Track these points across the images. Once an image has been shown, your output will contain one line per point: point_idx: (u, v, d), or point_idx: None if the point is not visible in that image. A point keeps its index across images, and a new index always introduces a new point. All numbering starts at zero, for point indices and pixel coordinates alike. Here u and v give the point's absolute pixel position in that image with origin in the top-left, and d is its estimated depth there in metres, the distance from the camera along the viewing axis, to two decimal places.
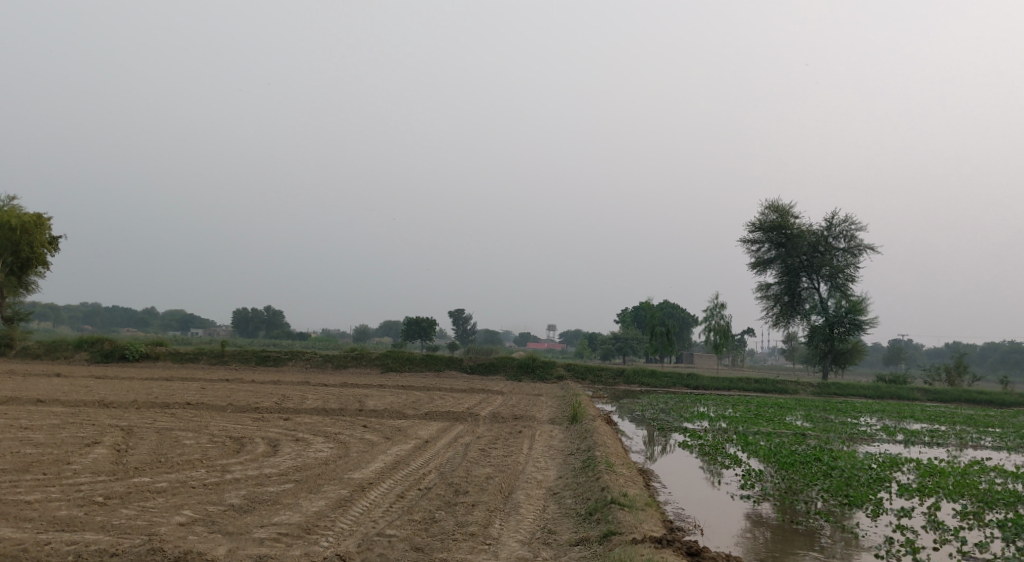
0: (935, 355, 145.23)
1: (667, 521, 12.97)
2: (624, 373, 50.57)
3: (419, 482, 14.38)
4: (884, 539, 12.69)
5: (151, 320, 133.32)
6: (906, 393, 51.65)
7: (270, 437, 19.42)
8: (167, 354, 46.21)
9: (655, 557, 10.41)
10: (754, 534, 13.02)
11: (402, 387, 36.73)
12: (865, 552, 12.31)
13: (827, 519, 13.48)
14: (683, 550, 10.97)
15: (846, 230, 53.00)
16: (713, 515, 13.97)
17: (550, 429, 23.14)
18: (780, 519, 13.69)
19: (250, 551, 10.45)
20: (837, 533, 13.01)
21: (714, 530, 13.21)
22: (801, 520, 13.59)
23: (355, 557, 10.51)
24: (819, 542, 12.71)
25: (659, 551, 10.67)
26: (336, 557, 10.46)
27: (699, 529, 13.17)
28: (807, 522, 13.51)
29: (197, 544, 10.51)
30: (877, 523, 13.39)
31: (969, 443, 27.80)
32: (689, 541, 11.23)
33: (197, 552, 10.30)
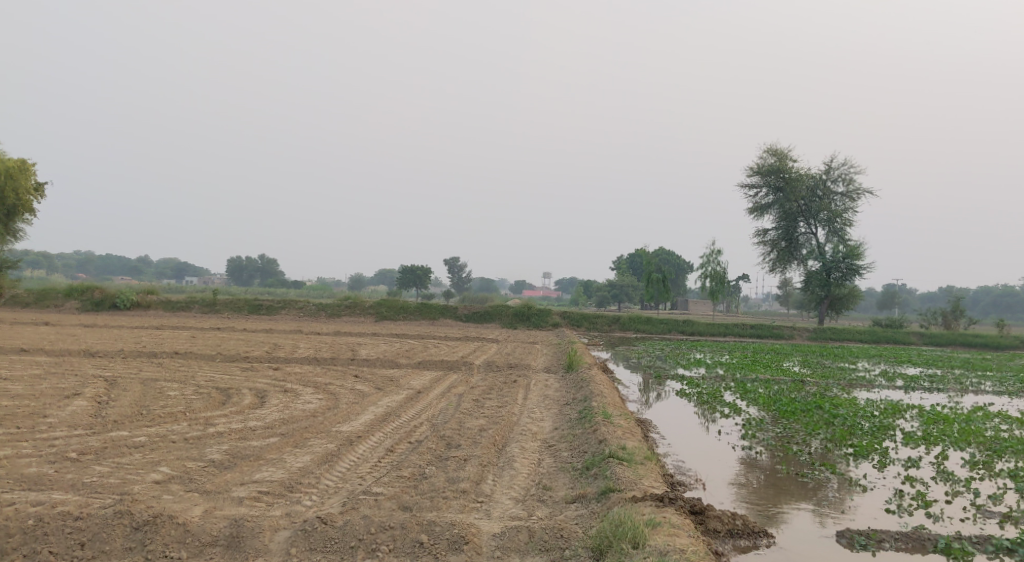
0: (929, 299, 145.25)
1: (666, 475, 12.45)
2: (620, 320, 50.19)
3: (409, 436, 13.88)
4: (893, 490, 12.14)
5: (145, 268, 132.64)
6: (903, 338, 51.42)
7: (258, 388, 18.94)
8: (159, 303, 45.66)
9: (656, 518, 9.93)
10: (758, 487, 12.48)
11: (396, 335, 36.28)
12: (874, 502, 11.81)
13: (834, 471, 12.94)
14: (686, 509, 10.48)
15: (845, 174, 52.25)
16: (714, 467, 13.44)
17: (545, 378, 22.68)
18: (784, 471, 13.16)
19: (227, 512, 9.95)
20: (845, 485, 12.46)
21: (716, 482, 12.64)
22: (807, 472, 13.05)
23: (339, 516, 9.99)
24: (826, 494, 12.16)
25: (659, 511, 10.18)
26: (318, 518, 9.95)
27: (701, 482, 12.58)
28: (813, 474, 12.97)
29: (171, 505, 9.99)
30: (885, 474, 12.88)
31: (970, 388, 27.44)
32: (692, 499, 10.75)
33: (172, 514, 9.80)
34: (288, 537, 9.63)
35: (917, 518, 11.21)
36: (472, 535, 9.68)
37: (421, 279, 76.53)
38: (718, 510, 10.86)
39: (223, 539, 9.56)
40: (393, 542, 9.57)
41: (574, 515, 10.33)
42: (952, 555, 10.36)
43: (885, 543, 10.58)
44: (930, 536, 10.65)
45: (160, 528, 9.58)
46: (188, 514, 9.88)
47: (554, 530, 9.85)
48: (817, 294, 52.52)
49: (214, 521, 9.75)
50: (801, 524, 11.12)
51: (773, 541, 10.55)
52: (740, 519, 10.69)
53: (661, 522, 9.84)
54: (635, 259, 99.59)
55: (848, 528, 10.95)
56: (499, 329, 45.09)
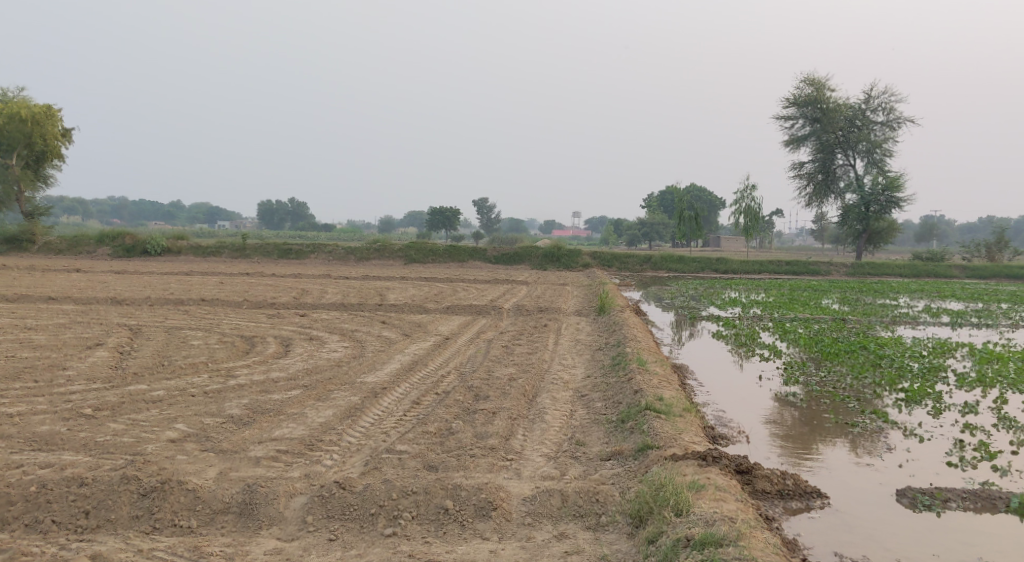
0: (969, 231, 142.19)
1: (706, 428, 11.77)
2: (652, 260, 49.30)
3: (437, 386, 13.38)
4: (953, 440, 11.39)
5: (177, 213, 133.23)
6: (944, 271, 50.09)
7: (283, 336, 18.49)
8: (189, 248, 45.52)
9: (699, 479, 9.37)
10: (804, 437, 11.77)
11: (425, 279, 35.76)
12: (934, 452, 11.04)
13: (886, 421, 12.15)
14: (731, 469, 9.86)
15: (885, 103, 50.43)
16: (757, 416, 12.75)
17: (576, 322, 22.04)
18: (833, 420, 12.40)
19: (243, 476, 9.53)
20: (900, 435, 11.69)
21: (761, 433, 11.92)
22: (857, 421, 12.27)
23: (358, 480, 9.51)
24: (880, 444, 11.41)
25: (702, 472, 9.56)
26: (336, 482, 9.46)
27: (744, 434, 11.84)
28: (864, 423, 12.19)
29: (184, 469, 9.58)
30: (942, 423, 12.10)
31: (1020, 324, 26.46)
32: (738, 458, 10.12)
33: (185, 479, 9.42)
34: (304, 504, 9.17)
35: (983, 474, 10.44)
36: (501, 500, 9.16)
37: (451, 221, 75.81)
38: (767, 469, 10.20)
39: (235, 506, 9.15)
40: (416, 509, 9.08)
41: (610, 474, 9.78)
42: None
43: (951, 502, 9.86)
44: (1001, 495, 9.88)
45: (172, 494, 9.18)
46: (203, 477, 9.53)
47: (589, 494, 9.30)
48: (854, 227, 51.17)
49: (227, 488, 9.33)
50: (857, 480, 10.38)
51: (827, 501, 9.91)
52: (790, 480, 10.03)
53: (704, 484, 9.28)
54: (666, 197, 97.98)
55: (909, 485, 10.20)
56: (530, 270, 44.44)
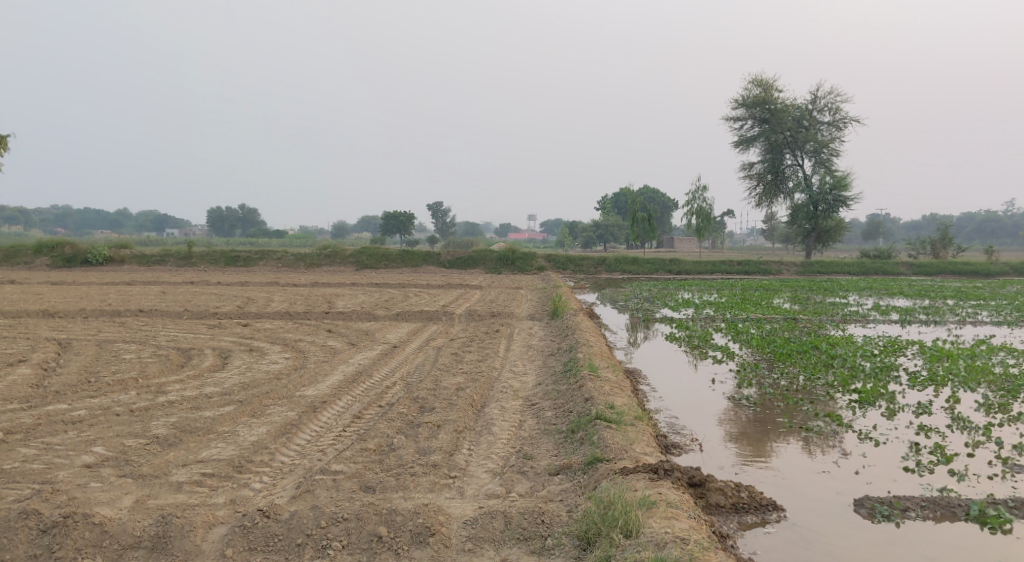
0: (914, 228, 144.86)
1: (658, 437, 11.36)
2: (606, 262, 49.10)
3: (381, 398, 12.82)
4: (908, 443, 11.11)
5: (125, 221, 130.53)
6: (892, 268, 50.66)
7: (222, 347, 17.74)
8: (133, 257, 44.29)
9: (650, 495, 8.95)
10: (759, 443, 11.40)
11: (375, 285, 35.08)
12: (889, 456, 10.73)
13: (841, 424, 11.84)
14: (684, 482, 9.47)
15: (831, 103, 50.90)
16: (710, 422, 12.39)
17: (529, 327, 21.59)
18: (788, 424, 12.06)
19: (161, 505, 8.92)
20: (854, 438, 11.39)
21: (714, 439, 11.55)
22: (812, 425, 11.94)
23: (287, 506, 8.95)
24: (835, 448, 11.09)
25: (654, 486, 9.15)
26: (263, 509, 8.89)
27: (697, 442, 11.45)
28: (819, 427, 11.85)
29: (96, 500, 8.95)
30: (897, 424, 11.81)
31: (968, 320, 26.61)
32: (691, 470, 9.73)
33: (98, 511, 8.79)
34: (224, 535, 8.58)
35: (940, 479, 10.17)
36: (440, 524, 8.66)
37: (405, 225, 75.06)
38: (720, 481, 9.81)
39: (148, 540, 8.53)
40: (347, 537, 8.52)
41: (557, 490, 9.35)
42: (988, 523, 9.33)
43: (910, 511, 9.55)
44: (960, 502, 9.60)
45: (81, 530, 8.55)
46: (118, 508, 8.91)
47: (534, 515, 8.81)
48: (803, 226, 51.54)
49: (142, 519, 8.71)
50: (813, 489, 10.05)
51: (783, 514, 9.55)
52: (744, 492, 9.66)
53: (656, 500, 8.86)
54: (619, 199, 98.20)
55: (867, 494, 9.88)
56: (483, 274, 43.93)
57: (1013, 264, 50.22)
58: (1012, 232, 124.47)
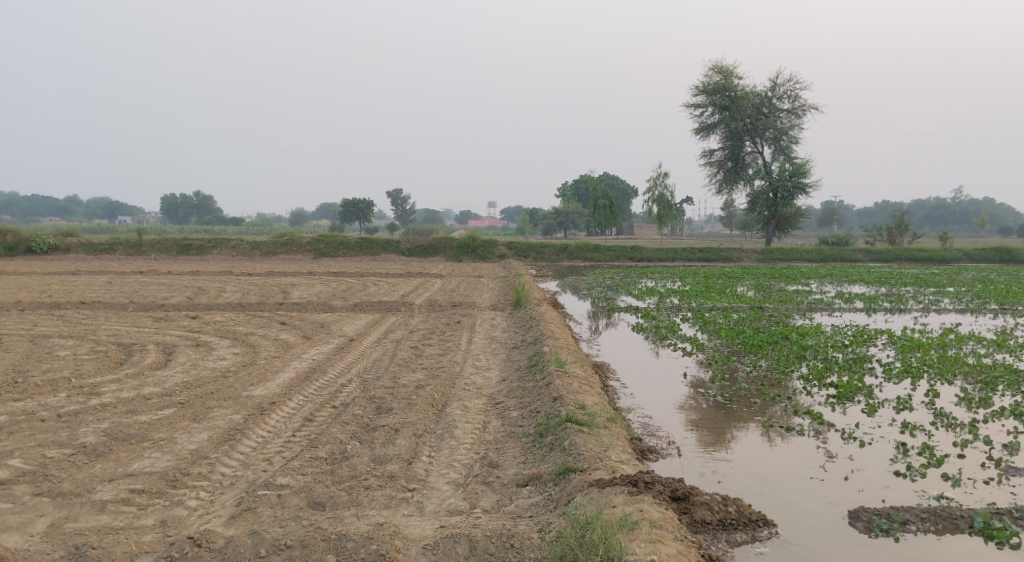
0: (867, 215, 146.41)
1: (633, 440, 10.69)
2: (567, 249, 48.49)
3: (334, 398, 11.99)
4: (895, 443, 10.56)
5: (75, 207, 127.32)
6: (850, 255, 50.73)
7: (166, 342, 16.75)
8: (79, 245, 42.75)
9: (630, 513, 8.29)
10: (738, 447, 10.76)
11: (333, 274, 34.06)
12: (879, 460, 10.15)
13: (822, 423, 11.25)
14: (667, 496, 8.79)
15: (790, 90, 50.70)
16: (687, 421, 11.77)
17: (491, 317, 20.83)
18: (767, 423, 11.43)
19: (82, 529, 8.10)
20: (838, 439, 10.80)
21: (692, 442, 10.93)
22: (792, 424, 11.32)
23: (225, 530, 8.16)
24: (820, 451, 10.49)
25: (632, 503, 8.48)
26: (199, 534, 8.09)
27: (675, 446, 10.78)
28: (800, 426, 11.25)
29: (6, 526, 8.11)
30: (881, 422, 11.24)
31: (931, 307, 26.35)
32: (674, 482, 9.04)
33: (6, 542, 7.92)
34: None
35: (935, 484, 9.62)
36: (395, 550, 7.91)
37: (364, 213, 73.77)
38: (705, 494, 9.12)
39: None
40: None
41: (526, 506, 8.67)
42: (994, 537, 8.78)
43: (910, 525, 8.98)
44: (962, 514, 9.05)
45: None
46: (31, 535, 8.05)
47: (502, 537, 8.07)
48: (763, 213, 51.35)
49: (57, 549, 7.87)
50: (803, 499, 9.45)
51: (775, 529, 8.94)
52: (732, 506, 8.99)
53: (638, 520, 8.19)
54: (579, 186, 97.72)
55: (862, 505, 9.30)
56: (443, 263, 43.11)
57: (967, 252, 50.53)
58: (961, 218, 126.31)
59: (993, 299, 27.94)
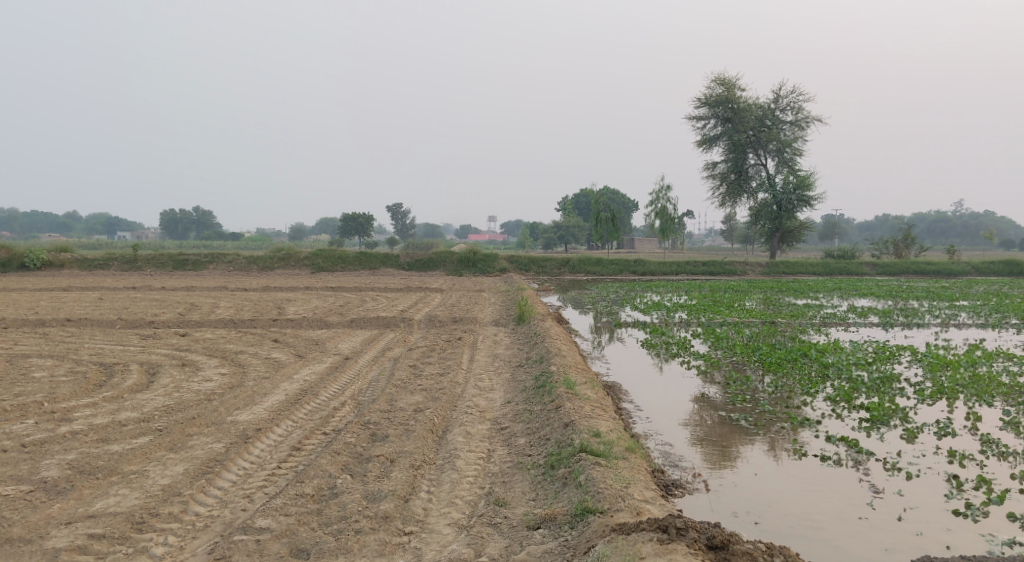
0: (866, 229, 145.90)
1: (655, 473, 9.76)
2: (570, 263, 47.63)
3: (325, 423, 11.06)
4: (945, 477, 9.72)
5: (73, 224, 126.68)
6: (856, 269, 49.86)
7: (150, 362, 15.79)
8: (73, 262, 41.89)
9: None
10: (773, 479, 9.85)
11: (331, 289, 33.18)
12: (935, 499, 9.30)
13: (864, 452, 10.35)
14: (702, 544, 7.83)
15: (794, 102, 49.93)
16: (711, 451, 10.84)
17: (494, 334, 19.86)
18: (801, 452, 10.50)
19: None
20: (881, 470, 9.92)
21: (720, 475, 10.03)
22: (830, 454, 10.39)
23: None
24: (863, 485, 9.63)
25: (661, 554, 7.63)
26: None
27: (701, 478, 9.88)
28: (839, 455, 10.32)
29: None
30: (927, 450, 10.36)
31: (949, 322, 25.39)
32: (711, 528, 7.99)
33: None
34: None
35: (1003, 528, 8.82)
36: None
37: (364, 227, 72.90)
38: (748, 543, 7.98)
39: None
40: None
41: (539, 553, 7.90)
42: None
43: None
44: None
45: None
46: None
47: None
48: (767, 226, 50.44)
49: None
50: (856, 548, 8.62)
51: None
52: (779, 557, 7.87)
53: None
54: (580, 200, 97.01)
55: (926, 555, 8.45)
56: (444, 277, 42.26)
57: (975, 265, 49.66)
58: (961, 232, 125.84)
59: (1012, 314, 26.92)
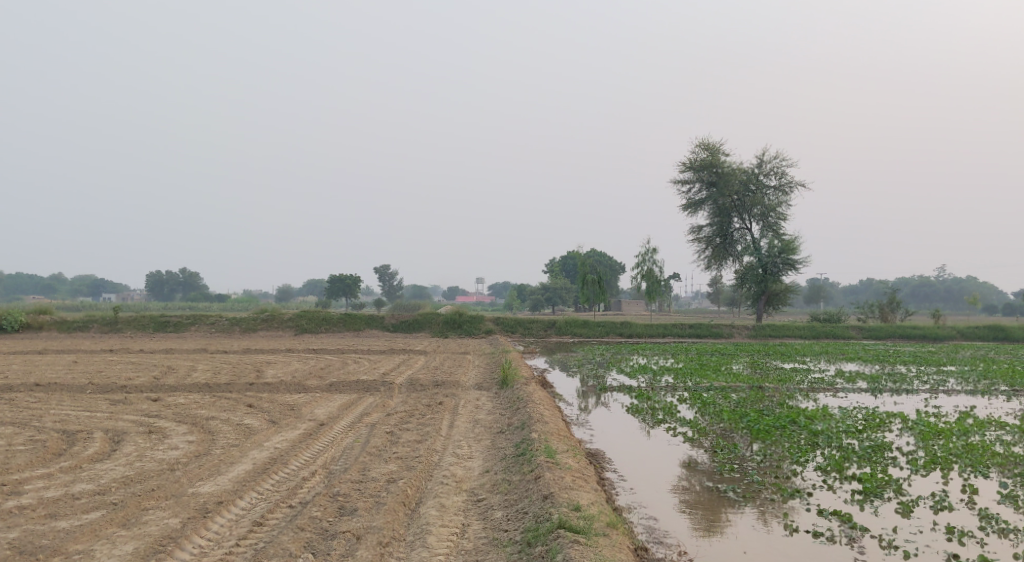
0: (851, 293, 146.27)
1: (638, 551, 9.66)
2: (556, 325, 47.22)
3: (291, 494, 10.53)
4: (944, 556, 9.60)
5: (58, 285, 125.72)
6: (842, 332, 49.61)
7: (115, 429, 15.19)
8: (53, 323, 41.18)
9: None
10: (763, 559, 9.69)
11: (312, 351, 32.55)
12: None
13: (860, 529, 10.13)
14: None
15: (777, 167, 50.26)
16: (699, 531, 10.39)
17: (476, 398, 19.34)
18: (793, 529, 10.25)
19: None
20: (877, 549, 9.78)
21: (708, 554, 9.83)
22: (824, 530, 10.15)
23: None
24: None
25: None
26: None
27: (687, 557, 9.76)
28: (833, 533, 10.09)
29: None
30: (925, 526, 10.14)
31: (938, 387, 25.01)
32: None
33: None
34: None
35: None
36: None
37: (350, 289, 72.36)
38: None
39: None
40: None
41: None
42: None
43: None
44: None
45: None
46: None
47: None
48: (753, 289, 50.27)
49: None
50: None
51: None
52: None
53: None
54: (567, 262, 96.93)
55: None
56: (428, 339, 41.71)
57: (961, 329, 49.47)
58: (945, 296, 126.32)
59: (1001, 380, 26.57)
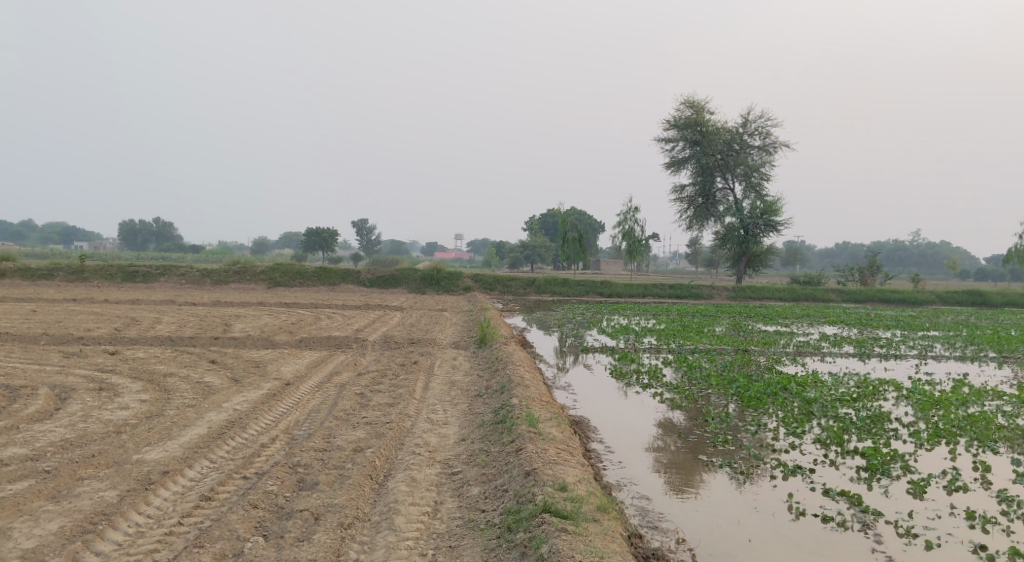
0: (828, 256, 146.36)
1: (634, 541, 8.97)
2: (536, 283, 46.24)
3: (248, 463, 9.63)
4: (971, 548, 9.04)
5: (28, 232, 123.07)
6: (822, 295, 49.05)
7: (64, 384, 14.18)
8: (16, 271, 39.66)
9: None
10: (768, 550, 9.03)
11: (284, 305, 31.43)
12: None
13: (877, 516, 9.51)
14: None
15: (762, 127, 49.19)
16: (699, 519, 9.57)
17: (453, 358, 18.43)
18: (801, 514, 9.59)
19: None
20: (895, 537, 9.21)
21: (710, 544, 9.13)
22: (835, 517, 9.51)
23: None
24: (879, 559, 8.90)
25: None
26: None
27: (686, 547, 9.09)
28: (845, 521, 9.46)
29: None
30: (945, 514, 9.57)
31: (926, 354, 24.34)
32: None
33: None
34: None
35: None
36: None
37: (327, 243, 70.84)
38: None
39: None
40: None
41: None
42: None
43: None
44: None
45: None
46: None
47: None
48: (734, 251, 49.45)
49: None
50: None
51: None
52: None
53: None
54: (547, 220, 95.81)
55: None
56: (405, 295, 40.64)
57: (940, 294, 49.03)
58: (920, 261, 126.59)
59: (988, 347, 25.93)
